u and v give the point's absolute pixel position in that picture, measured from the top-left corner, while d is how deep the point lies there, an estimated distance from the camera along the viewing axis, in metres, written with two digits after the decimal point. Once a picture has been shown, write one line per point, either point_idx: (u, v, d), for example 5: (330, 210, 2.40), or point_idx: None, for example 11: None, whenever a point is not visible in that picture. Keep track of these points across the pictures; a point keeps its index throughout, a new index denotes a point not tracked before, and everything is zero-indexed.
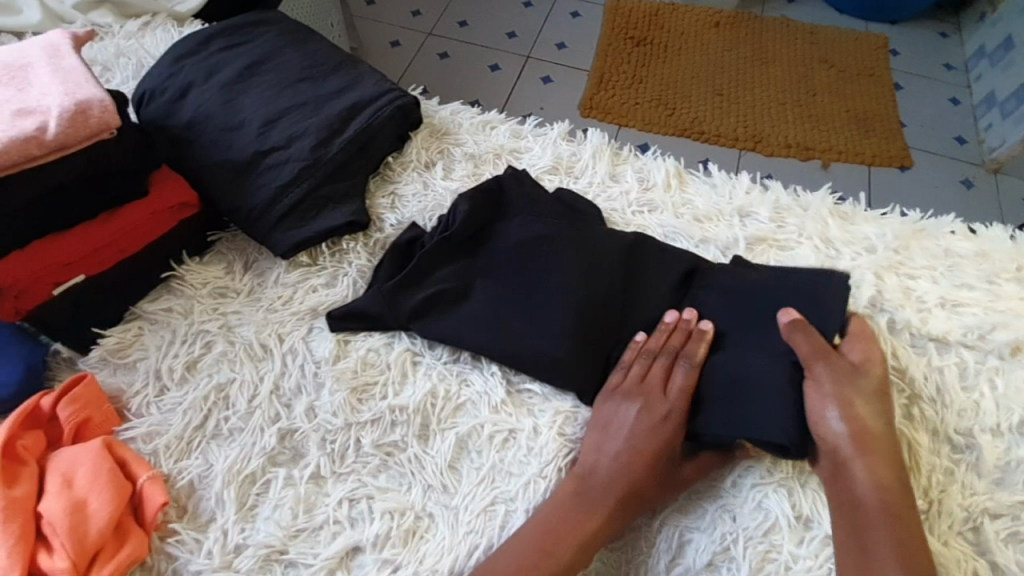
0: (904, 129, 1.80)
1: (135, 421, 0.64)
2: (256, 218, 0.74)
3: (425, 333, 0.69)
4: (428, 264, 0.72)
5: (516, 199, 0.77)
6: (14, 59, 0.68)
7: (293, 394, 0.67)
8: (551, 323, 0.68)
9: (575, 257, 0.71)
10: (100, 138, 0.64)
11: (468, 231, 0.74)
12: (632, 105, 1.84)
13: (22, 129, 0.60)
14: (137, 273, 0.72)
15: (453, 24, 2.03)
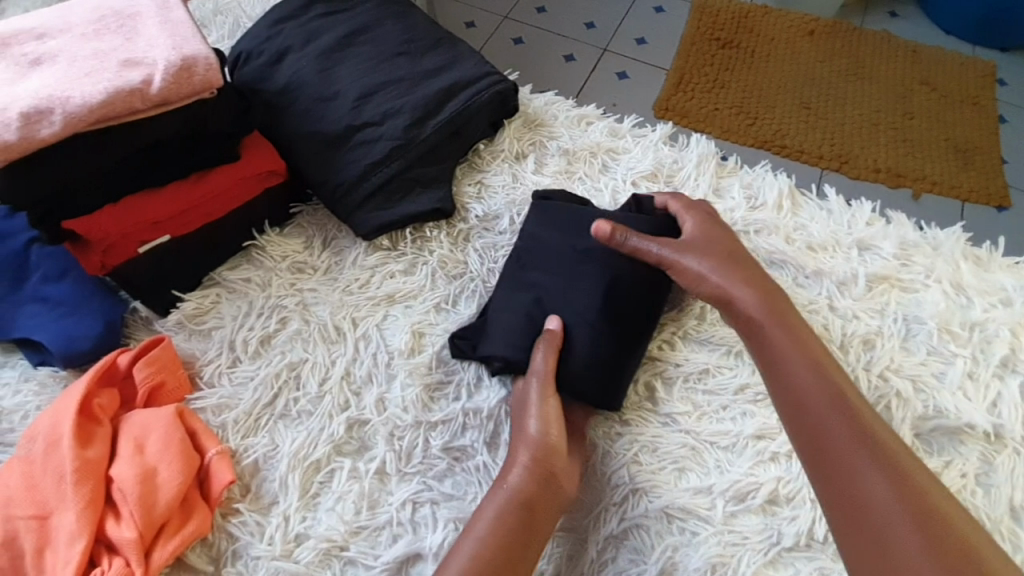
0: (1007, 166, 1.65)
1: (206, 391, 0.62)
2: (342, 194, 0.72)
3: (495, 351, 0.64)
4: (559, 293, 0.64)
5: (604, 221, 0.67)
6: (123, 6, 0.66)
7: (363, 383, 0.64)
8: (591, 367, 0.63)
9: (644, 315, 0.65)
10: (200, 97, 0.62)
11: (595, 261, 0.65)
12: (711, 110, 1.75)
13: (127, 80, 0.58)
14: (219, 238, 0.70)
15: (531, 9, 1.97)
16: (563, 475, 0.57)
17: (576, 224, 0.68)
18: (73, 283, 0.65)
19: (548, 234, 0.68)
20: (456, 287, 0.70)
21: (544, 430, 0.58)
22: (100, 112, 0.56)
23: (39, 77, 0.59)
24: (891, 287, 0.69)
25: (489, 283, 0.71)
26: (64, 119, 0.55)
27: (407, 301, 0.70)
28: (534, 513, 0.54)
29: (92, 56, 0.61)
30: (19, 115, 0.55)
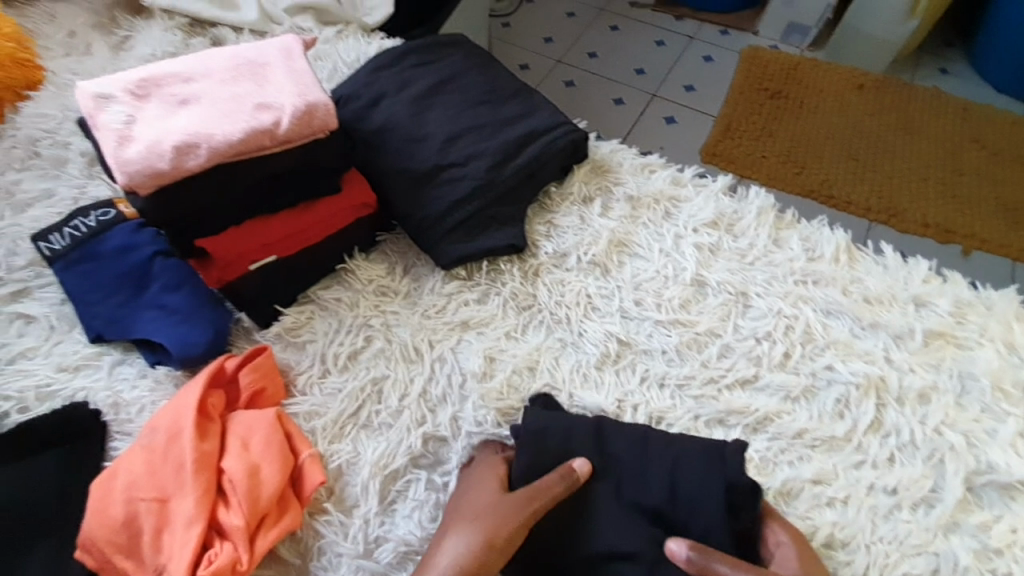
0: None
1: (300, 398, 0.69)
2: (427, 227, 0.79)
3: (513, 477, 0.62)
4: (613, 472, 0.62)
5: (691, 482, 0.60)
6: (255, 56, 0.76)
7: (438, 401, 0.70)
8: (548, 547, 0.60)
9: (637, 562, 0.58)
10: (316, 137, 0.71)
11: (661, 494, 0.60)
12: (757, 157, 1.79)
13: (261, 121, 0.67)
14: (316, 260, 0.77)
15: (583, 55, 2.08)
16: None
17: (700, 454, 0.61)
18: (188, 293, 0.72)
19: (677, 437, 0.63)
20: (525, 317, 0.76)
21: (469, 547, 0.56)
22: (238, 147, 0.66)
23: (184, 114, 0.68)
24: (946, 343, 0.72)
25: (557, 315, 0.76)
26: (208, 152, 0.64)
27: (480, 327, 0.75)
28: None
29: (230, 99, 0.70)
30: (172, 147, 0.64)
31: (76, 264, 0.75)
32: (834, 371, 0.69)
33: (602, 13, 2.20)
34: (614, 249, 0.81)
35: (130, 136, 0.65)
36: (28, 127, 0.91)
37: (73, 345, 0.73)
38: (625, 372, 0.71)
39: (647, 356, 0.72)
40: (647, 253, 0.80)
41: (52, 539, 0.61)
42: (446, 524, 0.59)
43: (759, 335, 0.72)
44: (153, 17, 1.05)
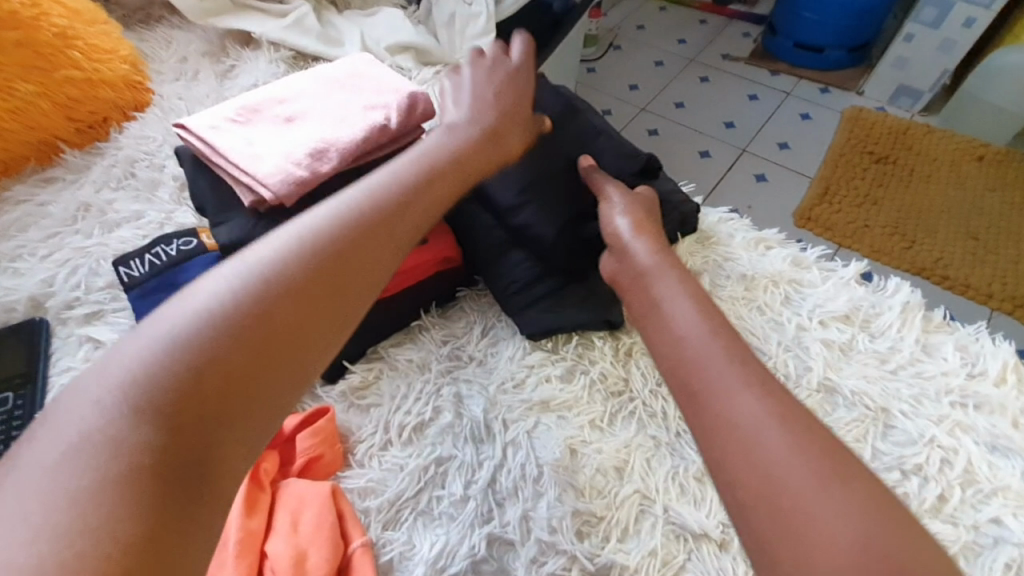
0: None
1: (357, 471, 0.61)
2: (513, 293, 0.73)
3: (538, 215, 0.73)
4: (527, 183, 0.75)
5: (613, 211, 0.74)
6: (354, 82, 0.74)
7: (508, 494, 0.60)
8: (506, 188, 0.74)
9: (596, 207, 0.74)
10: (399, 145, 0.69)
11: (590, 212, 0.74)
12: (861, 226, 1.63)
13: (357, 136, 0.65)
14: (392, 315, 0.72)
15: (671, 104, 2.00)
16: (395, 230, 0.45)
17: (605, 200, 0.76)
18: None
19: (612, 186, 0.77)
20: (614, 405, 0.66)
21: (332, 224, 0.43)
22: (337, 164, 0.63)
23: (282, 132, 0.66)
24: None
25: (651, 407, 0.66)
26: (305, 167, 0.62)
27: (561, 410, 0.66)
28: (231, 384, 0.35)
29: (331, 119, 0.68)
30: (271, 163, 0.61)
31: (152, 293, 0.73)
32: (1003, 527, 0.55)
33: (693, 64, 2.13)
34: None
35: (229, 150, 0.63)
36: (130, 149, 0.93)
37: None
38: None
39: None
40: (764, 343, 0.68)
41: None
42: (310, 255, 0.41)
43: (906, 466, 0.58)
44: (260, 49, 1.07)
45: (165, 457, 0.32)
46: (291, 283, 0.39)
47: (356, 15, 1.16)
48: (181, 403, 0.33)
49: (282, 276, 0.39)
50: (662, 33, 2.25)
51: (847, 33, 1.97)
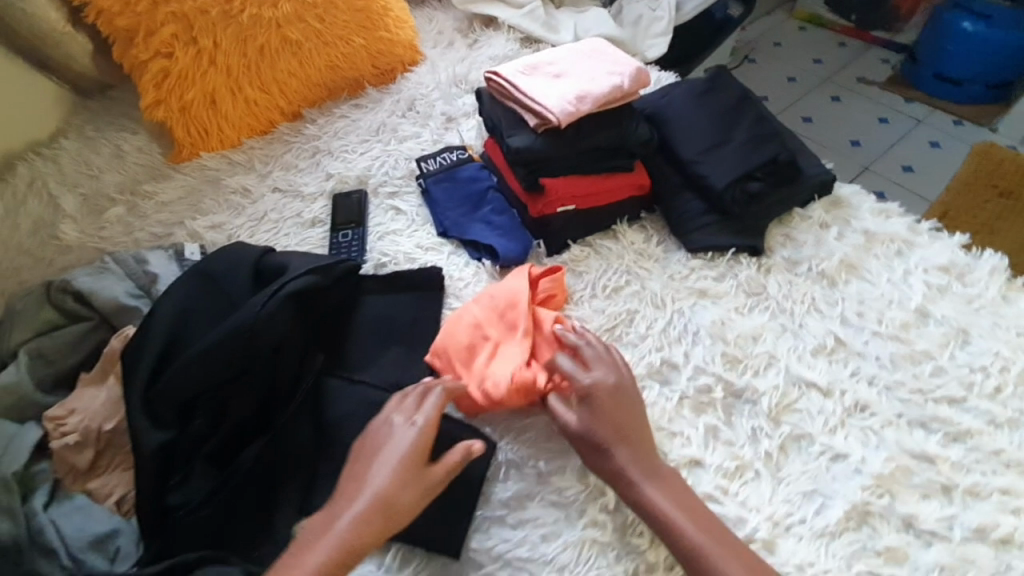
0: None
1: (575, 307, 0.93)
2: (686, 218, 1.01)
3: (714, 152, 1.00)
4: (707, 130, 1.03)
5: (769, 154, 0.99)
6: (602, 55, 1.06)
7: (676, 340, 0.89)
8: (693, 131, 1.03)
9: (757, 150, 1.00)
10: (622, 103, 1.00)
11: (754, 153, 1.00)
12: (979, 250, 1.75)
13: (598, 94, 0.97)
14: (601, 217, 1.03)
15: (801, 117, 2.17)
16: (409, 497, 0.69)
17: (764, 143, 1.01)
18: (511, 218, 1.05)
19: (771, 136, 1.02)
20: (753, 300, 0.93)
21: (385, 481, 0.69)
22: (580, 110, 0.96)
23: (551, 85, 1.00)
24: None
25: (781, 306, 0.92)
26: (561, 107, 0.95)
27: (715, 297, 0.94)
28: (345, 556, 0.65)
29: (583, 79, 1.00)
30: (543, 104, 0.96)
31: (441, 184, 1.10)
32: None
33: (831, 82, 2.28)
34: (843, 267, 0.94)
35: (519, 94, 1.00)
36: (408, 90, 1.31)
37: (426, 234, 1.06)
38: (838, 364, 0.85)
39: (858, 357, 0.85)
40: (875, 278, 0.93)
41: (401, 347, 0.91)
42: (353, 476, 0.71)
43: (973, 366, 0.82)
44: (499, 30, 1.43)
45: (344, 554, 0.65)
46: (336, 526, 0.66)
47: (567, 11, 1.49)
48: (341, 556, 0.64)
49: (346, 523, 0.66)
50: (804, 50, 2.40)
51: (992, 67, 2.05)
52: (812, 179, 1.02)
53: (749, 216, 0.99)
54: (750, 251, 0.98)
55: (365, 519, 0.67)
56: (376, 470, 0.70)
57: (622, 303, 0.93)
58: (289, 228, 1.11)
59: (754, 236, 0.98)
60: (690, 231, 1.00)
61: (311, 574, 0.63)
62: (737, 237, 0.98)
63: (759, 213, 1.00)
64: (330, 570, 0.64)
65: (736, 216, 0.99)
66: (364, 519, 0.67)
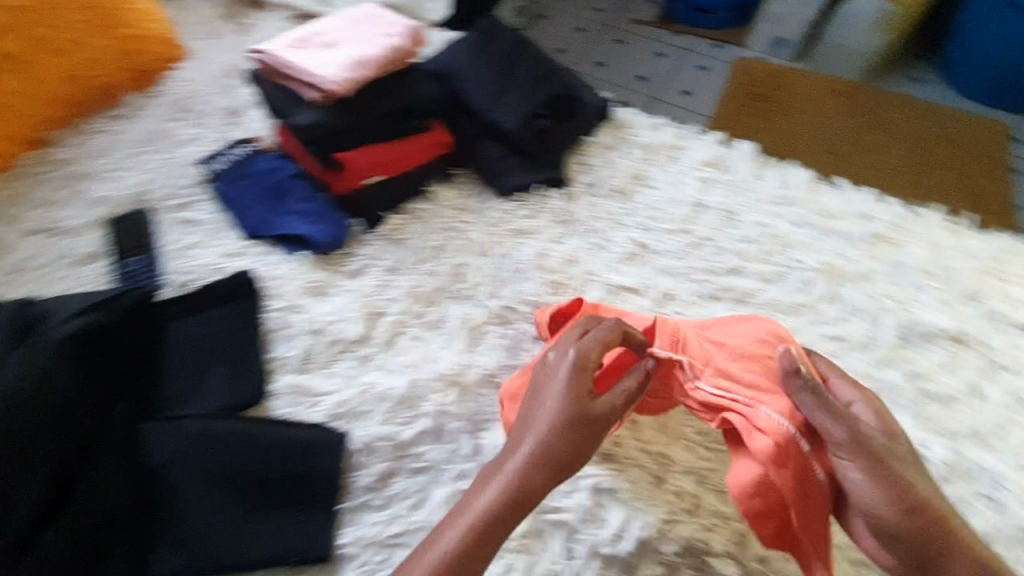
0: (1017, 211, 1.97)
1: (402, 275, 0.92)
2: (492, 165, 1.04)
3: (501, 94, 1.03)
4: (491, 74, 1.05)
5: (550, 90, 1.06)
6: (371, 18, 1.03)
7: (505, 281, 0.93)
8: (479, 77, 1.04)
9: (539, 87, 1.05)
10: (401, 65, 0.99)
11: (536, 90, 1.05)
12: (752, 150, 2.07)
13: (373, 58, 0.95)
14: (411, 182, 1.01)
15: (596, 63, 2.36)
16: (595, 410, 0.64)
17: (544, 79, 1.07)
18: (320, 202, 0.97)
19: (549, 72, 1.08)
20: (566, 228, 1.00)
21: (534, 447, 0.63)
22: (359, 79, 0.93)
23: (323, 55, 0.95)
24: (886, 244, 0.94)
25: (589, 227, 1.00)
26: (337, 77, 0.91)
27: (531, 235, 0.99)
28: (482, 530, 0.61)
29: (356, 45, 0.97)
30: (317, 76, 0.91)
31: (232, 183, 1.00)
32: (799, 261, 0.94)
33: (611, 27, 2.49)
34: (633, 181, 1.07)
35: (289, 67, 0.93)
36: (172, 92, 1.16)
37: (228, 240, 0.96)
38: (643, 265, 0.96)
39: (657, 255, 0.97)
40: (657, 184, 1.06)
41: (224, 368, 0.82)
42: (491, 463, 0.66)
43: (743, 237, 0.98)
44: (265, 14, 1.32)
45: (500, 534, 0.62)
46: (512, 514, 0.62)
47: None
48: (475, 537, 0.61)
49: (472, 517, 0.62)
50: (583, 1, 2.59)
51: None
52: (592, 109, 1.12)
53: (546, 151, 1.05)
54: (555, 182, 1.05)
55: (495, 516, 0.62)
56: (506, 464, 0.64)
57: (448, 260, 0.94)
58: (52, 271, 0.93)
59: (554, 169, 1.05)
60: (498, 176, 1.03)
61: (454, 567, 0.59)
62: (540, 172, 1.04)
63: (554, 147, 1.07)
64: (465, 556, 0.60)
65: (535, 153, 1.05)
66: (523, 476, 0.63)
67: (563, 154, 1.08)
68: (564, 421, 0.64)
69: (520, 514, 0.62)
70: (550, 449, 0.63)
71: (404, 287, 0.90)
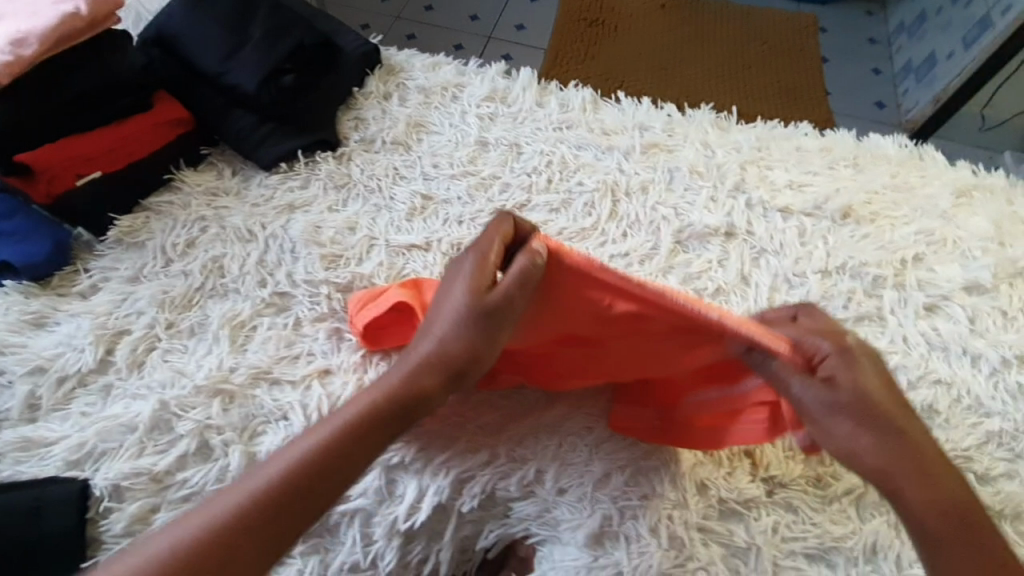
0: (830, 97, 2.12)
1: (147, 282, 0.79)
2: (245, 137, 0.89)
3: (234, 52, 0.88)
4: (219, 30, 0.89)
5: (295, 39, 0.92)
6: None
7: (275, 265, 0.82)
8: (205, 35, 0.88)
9: (281, 37, 0.91)
10: (97, 30, 0.82)
11: (277, 41, 0.90)
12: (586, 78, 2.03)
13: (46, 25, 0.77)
14: (145, 172, 0.85)
15: (420, 7, 2.21)
16: (497, 294, 0.63)
17: (286, 27, 0.92)
18: (26, 215, 0.77)
19: (293, 18, 0.94)
20: (342, 192, 0.90)
21: (439, 340, 0.65)
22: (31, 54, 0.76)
23: None
24: (660, 151, 0.95)
25: (369, 188, 0.92)
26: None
27: (305, 207, 0.88)
28: (366, 430, 0.60)
29: (25, 13, 0.78)
30: None
31: None
32: (583, 185, 0.92)
33: None
34: (412, 129, 0.98)
35: None
36: None
37: None
38: (431, 218, 0.90)
39: (445, 205, 0.91)
40: (440, 128, 0.98)
41: None
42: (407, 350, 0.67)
43: (528, 170, 0.94)
44: None
45: (366, 427, 0.60)
46: (406, 397, 0.63)
47: None
48: (357, 432, 0.60)
49: (340, 422, 0.60)
50: None
51: None
52: (356, 55, 1.00)
53: (306, 111, 0.93)
54: (324, 145, 0.93)
55: (367, 400, 0.62)
56: (420, 342, 0.66)
57: (204, 255, 0.82)
58: None
59: (322, 129, 0.93)
60: (255, 149, 0.90)
61: (316, 469, 0.58)
62: (304, 135, 0.92)
63: (317, 105, 0.94)
64: (324, 459, 0.58)
65: (293, 115, 0.92)
66: (413, 371, 0.64)
67: (333, 111, 0.96)
68: (462, 310, 0.64)
69: (421, 400, 0.63)
70: (449, 344, 0.64)
71: (151, 296, 0.78)
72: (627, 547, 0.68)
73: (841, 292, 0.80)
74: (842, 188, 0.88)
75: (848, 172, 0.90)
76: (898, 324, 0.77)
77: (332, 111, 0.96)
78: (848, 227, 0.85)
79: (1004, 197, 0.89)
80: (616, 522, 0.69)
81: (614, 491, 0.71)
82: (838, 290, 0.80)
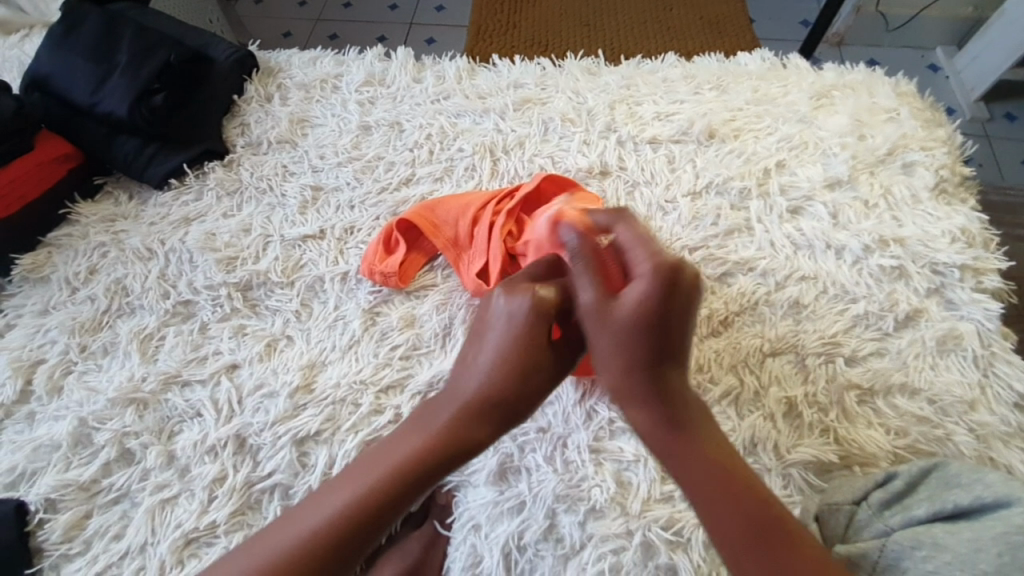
0: (755, 25, 2.10)
1: (57, 312, 0.84)
2: (131, 160, 0.94)
3: (106, 81, 0.92)
4: (90, 64, 0.93)
5: (162, 57, 0.95)
6: None
7: (176, 276, 0.86)
8: (79, 71, 0.93)
9: (149, 58, 0.94)
10: None
11: (145, 62, 0.94)
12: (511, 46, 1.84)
13: None
14: (40, 212, 0.90)
15: (338, 5, 2.20)
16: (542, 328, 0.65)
17: (153, 47, 0.95)
18: None
19: (159, 38, 0.97)
20: (235, 198, 0.94)
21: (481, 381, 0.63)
22: None
23: None
24: (533, 105, 0.98)
25: (259, 188, 0.94)
26: None
27: (200, 218, 0.92)
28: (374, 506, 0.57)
29: None
30: None
31: None
32: (463, 150, 0.94)
33: None
34: (297, 125, 1.01)
35: None
36: None
37: None
38: (323, 208, 0.92)
39: (335, 192, 0.93)
40: (323, 119, 1.01)
41: None
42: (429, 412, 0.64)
43: (411, 144, 0.96)
44: None
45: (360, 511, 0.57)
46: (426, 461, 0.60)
47: None
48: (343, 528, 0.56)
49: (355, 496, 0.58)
50: None
51: None
52: (230, 63, 1.03)
53: (188, 126, 0.97)
54: (211, 156, 0.97)
55: (350, 481, 0.59)
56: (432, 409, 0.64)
57: (107, 277, 0.86)
58: None
59: (206, 140, 0.97)
60: (143, 170, 0.94)
61: (323, 530, 0.56)
62: (188, 148, 0.96)
63: (198, 119, 0.98)
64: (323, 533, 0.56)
65: (176, 133, 0.96)
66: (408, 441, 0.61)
67: (216, 122, 0.99)
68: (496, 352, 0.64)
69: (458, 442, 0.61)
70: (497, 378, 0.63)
71: (61, 324, 0.83)
72: (528, 478, 0.72)
73: (708, 211, 0.83)
74: (705, 112, 0.91)
75: (712, 94, 0.94)
76: (765, 231, 0.81)
77: (215, 122, 0.99)
78: (714, 146, 0.89)
79: (864, 90, 0.93)
80: (517, 458, 0.73)
81: (512, 430, 0.75)
82: (704, 210, 0.83)
